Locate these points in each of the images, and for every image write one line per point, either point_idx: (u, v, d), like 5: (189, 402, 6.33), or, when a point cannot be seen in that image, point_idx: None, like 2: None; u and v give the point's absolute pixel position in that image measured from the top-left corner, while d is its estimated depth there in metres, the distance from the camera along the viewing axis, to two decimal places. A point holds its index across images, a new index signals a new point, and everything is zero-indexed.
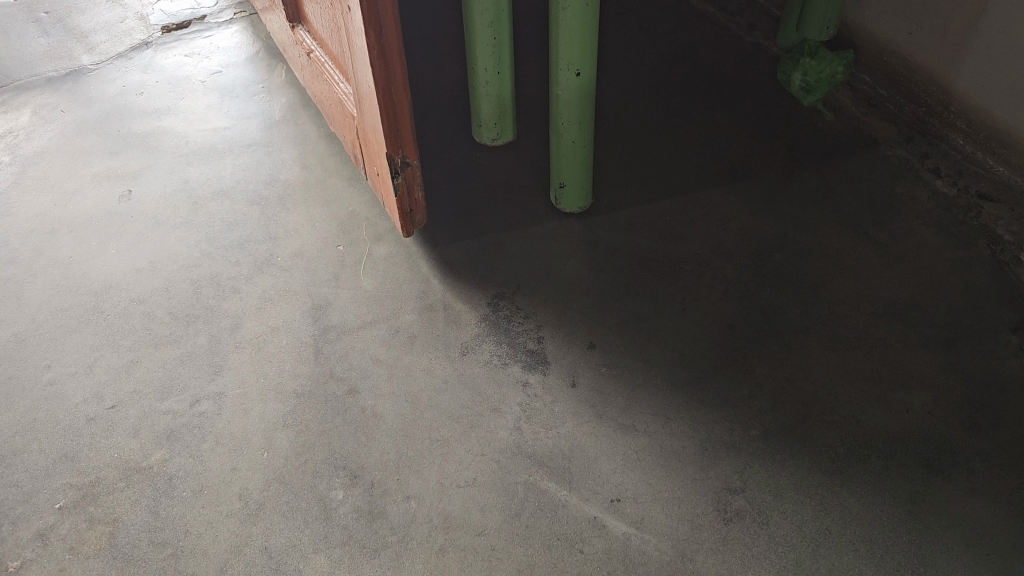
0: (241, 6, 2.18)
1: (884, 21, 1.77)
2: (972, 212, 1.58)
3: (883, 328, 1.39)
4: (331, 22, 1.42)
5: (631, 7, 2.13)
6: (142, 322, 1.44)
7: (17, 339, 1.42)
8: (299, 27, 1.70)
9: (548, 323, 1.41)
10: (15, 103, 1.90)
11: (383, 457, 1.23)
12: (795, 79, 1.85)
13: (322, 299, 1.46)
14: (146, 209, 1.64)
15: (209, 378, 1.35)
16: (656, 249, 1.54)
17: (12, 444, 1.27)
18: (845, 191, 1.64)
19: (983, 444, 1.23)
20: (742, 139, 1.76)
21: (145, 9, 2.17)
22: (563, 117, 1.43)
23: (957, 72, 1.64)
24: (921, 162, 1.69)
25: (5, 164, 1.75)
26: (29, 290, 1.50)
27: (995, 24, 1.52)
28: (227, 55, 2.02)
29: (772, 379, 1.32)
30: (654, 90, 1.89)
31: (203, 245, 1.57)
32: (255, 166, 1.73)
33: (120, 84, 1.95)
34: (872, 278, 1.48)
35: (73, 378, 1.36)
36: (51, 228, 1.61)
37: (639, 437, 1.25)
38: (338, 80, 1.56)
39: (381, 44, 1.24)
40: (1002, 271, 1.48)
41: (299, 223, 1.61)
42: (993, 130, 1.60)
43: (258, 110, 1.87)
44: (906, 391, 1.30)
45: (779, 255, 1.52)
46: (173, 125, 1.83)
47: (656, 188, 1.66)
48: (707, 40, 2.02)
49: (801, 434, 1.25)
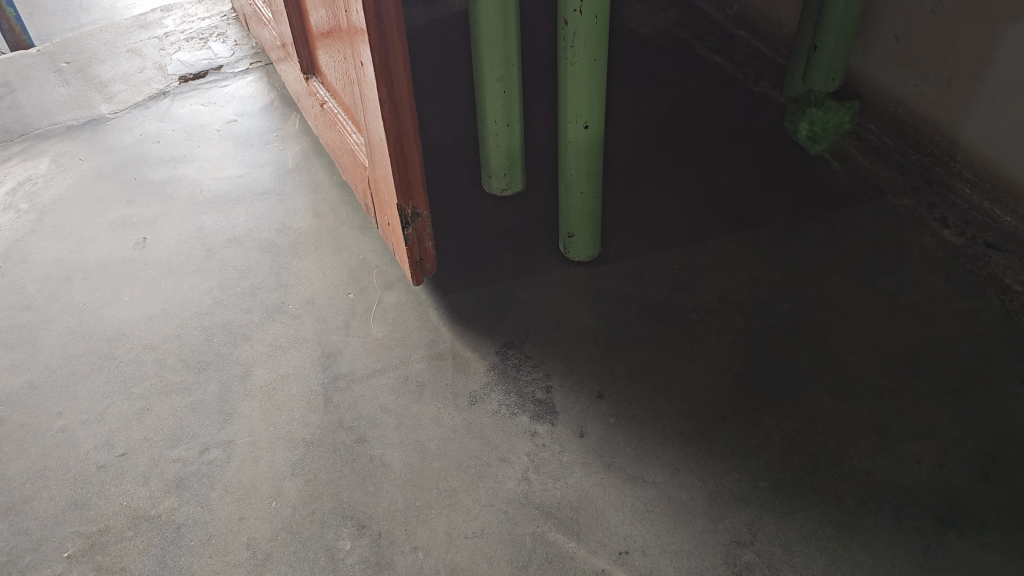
0: (257, 56, 2.22)
1: (888, 72, 1.79)
2: (980, 261, 1.59)
3: (893, 378, 1.39)
4: (344, 75, 1.45)
5: (640, 56, 2.16)
6: (154, 369, 1.45)
7: (30, 386, 1.44)
8: (313, 78, 1.74)
9: (556, 372, 1.42)
10: (35, 151, 1.94)
11: (391, 507, 1.23)
12: (801, 129, 1.86)
13: (332, 346, 1.47)
14: (160, 256, 1.67)
15: (219, 426, 1.36)
16: (664, 297, 1.54)
17: (22, 492, 1.28)
18: (853, 240, 1.65)
19: (994, 497, 1.22)
20: (750, 188, 1.78)
21: (163, 59, 2.22)
22: (571, 169, 1.45)
23: (962, 122, 1.66)
24: (928, 212, 1.69)
25: (23, 211, 1.78)
26: (43, 337, 1.52)
27: (999, 76, 1.54)
28: (242, 104, 2.06)
29: (781, 430, 1.32)
30: (662, 139, 1.91)
31: (216, 292, 1.59)
32: (269, 214, 1.76)
33: (137, 133, 1.99)
34: (882, 328, 1.48)
35: (84, 425, 1.37)
36: (66, 275, 1.64)
37: (648, 488, 1.25)
38: (350, 130, 1.59)
39: (393, 98, 1.27)
40: (1012, 321, 1.48)
41: (311, 270, 1.63)
42: (1000, 180, 1.62)
43: (271, 158, 1.90)
44: (916, 443, 1.30)
45: (787, 305, 1.52)
46: (188, 173, 1.87)
47: (665, 237, 1.67)
48: (715, 90, 2.05)
49: (810, 485, 1.24)
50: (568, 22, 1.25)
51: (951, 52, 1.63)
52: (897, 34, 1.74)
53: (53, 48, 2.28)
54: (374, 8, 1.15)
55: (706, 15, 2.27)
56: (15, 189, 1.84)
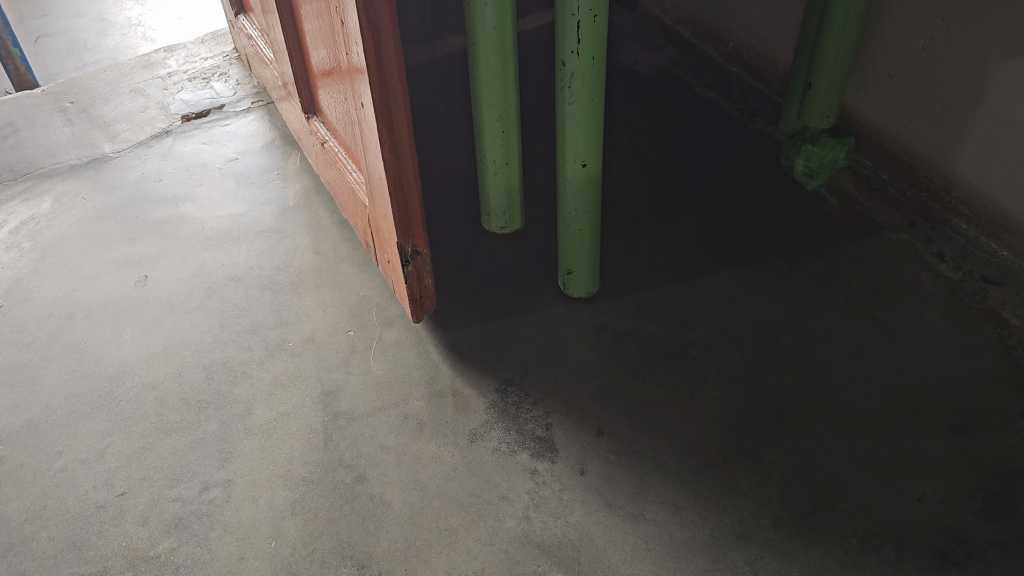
0: (258, 95, 2.25)
1: (882, 109, 1.81)
2: (978, 295, 1.59)
3: (892, 414, 1.39)
4: (345, 115, 1.47)
5: (637, 94, 2.19)
6: (154, 408, 1.45)
7: (30, 425, 1.44)
8: (314, 118, 1.76)
9: (556, 409, 1.42)
10: (39, 191, 1.95)
11: (391, 547, 1.22)
12: (797, 165, 1.88)
13: (332, 384, 1.48)
14: (162, 294, 1.67)
15: (219, 465, 1.35)
16: (663, 333, 1.55)
17: (21, 532, 1.28)
18: (850, 275, 1.65)
19: (997, 533, 1.22)
20: (748, 223, 1.79)
21: (166, 98, 2.25)
22: (569, 207, 1.47)
23: (956, 158, 1.68)
24: (925, 247, 1.70)
25: (26, 250, 1.79)
26: (44, 375, 1.52)
27: (992, 112, 1.57)
28: (244, 143, 2.08)
29: (782, 466, 1.32)
30: (659, 176, 1.93)
31: (217, 330, 1.59)
32: (270, 252, 1.77)
33: (140, 171, 2.01)
34: (881, 363, 1.48)
35: (84, 465, 1.37)
36: (67, 314, 1.64)
37: (649, 526, 1.24)
38: (350, 169, 1.60)
39: (393, 137, 1.29)
40: (1010, 355, 1.48)
41: (311, 308, 1.63)
42: (996, 216, 1.64)
43: (272, 196, 1.91)
44: (917, 479, 1.29)
45: (786, 340, 1.53)
46: (190, 211, 1.88)
47: (663, 273, 1.68)
48: (711, 126, 2.07)
49: (812, 523, 1.24)
50: (566, 63, 1.27)
51: (944, 89, 1.65)
52: (891, 72, 1.76)
53: (58, 88, 2.31)
54: (374, 50, 1.17)
55: (702, 53, 2.30)
56: (18, 228, 1.85)
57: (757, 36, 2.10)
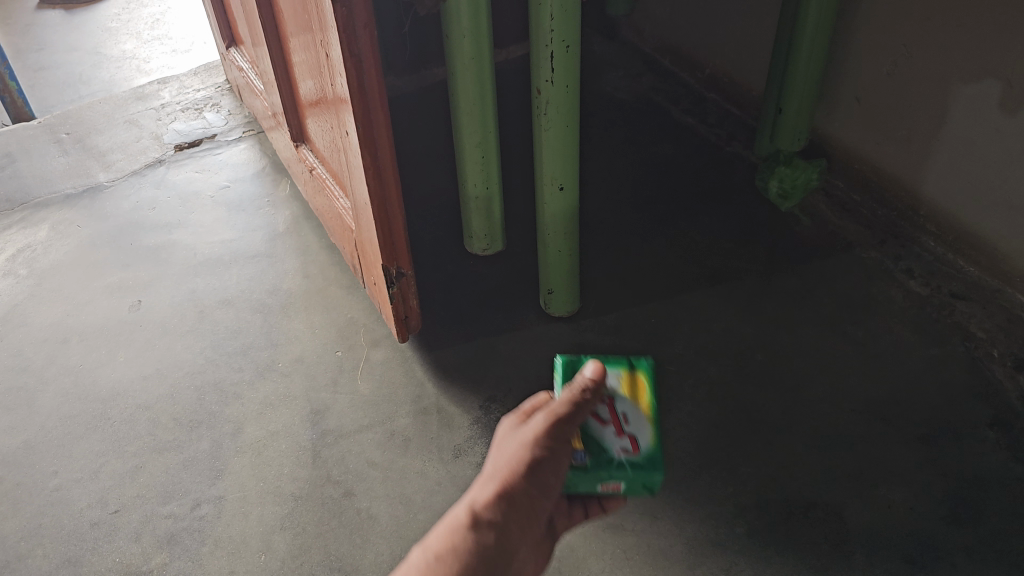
0: (249, 125, 2.31)
1: (851, 131, 1.88)
2: (946, 309, 1.65)
3: (863, 425, 1.44)
4: (332, 143, 1.53)
5: (617, 119, 2.26)
6: (148, 428, 1.49)
7: (26, 446, 1.48)
8: (303, 146, 1.82)
9: None
10: (35, 219, 2.00)
11: (377, 559, 1.26)
12: (772, 187, 1.94)
13: (320, 404, 1.52)
14: (155, 318, 1.72)
15: (210, 483, 1.39)
16: (641, 350, 1.60)
17: (17, 550, 1.31)
18: (823, 291, 1.71)
19: (964, 537, 1.27)
20: (725, 243, 1.85)
21: (160, 129, 2.31)
22: (548, 229, 1.52)
23: (922, 179, 1.74)
24: (895, 264, 1.76)
25: (22, 277, 1.84)
26: (40, 398, 1.56)
27: (954, 135, 1.64)
28: (235, 171, 2.14)
29: (756, 477, 1.36)
30: (639, 198, 1.99)
31: (208, 352, 1.64)
32: (260, 275, 1.82)
33: (134, 200, 2.06)
34: (852, 375, 1.53)
35: (79, 484, 1.41)
36: (63, 338, 1.69)
37: (628, 536, 1.29)
38: (337, 195, 1.66)
39: (377, 164, 1.35)
40: (977, 366, 1.54)
41: (300, 330, 1.68)
42: (962, 233, 1.70)
43: (262, 222, 1.97)
44: (887, 487, 1.34)
45: (760, 355, 1.58)
46: (182, 237, 1.93)
47: (641, 292, 1.73)
48: (689, 150, 2.14)
49: (785, 530, 1.28)
50: (541, 91, 1.33)
51: (908, 113, 1.72)
52: (858, 96, 1.83)
53: (54, 119, 2.36)
54: (357, 81, 1.23)
55: (680, 79, 2.37)
56: (15, 256, 1.90)
57: (731, 63, 2.17)
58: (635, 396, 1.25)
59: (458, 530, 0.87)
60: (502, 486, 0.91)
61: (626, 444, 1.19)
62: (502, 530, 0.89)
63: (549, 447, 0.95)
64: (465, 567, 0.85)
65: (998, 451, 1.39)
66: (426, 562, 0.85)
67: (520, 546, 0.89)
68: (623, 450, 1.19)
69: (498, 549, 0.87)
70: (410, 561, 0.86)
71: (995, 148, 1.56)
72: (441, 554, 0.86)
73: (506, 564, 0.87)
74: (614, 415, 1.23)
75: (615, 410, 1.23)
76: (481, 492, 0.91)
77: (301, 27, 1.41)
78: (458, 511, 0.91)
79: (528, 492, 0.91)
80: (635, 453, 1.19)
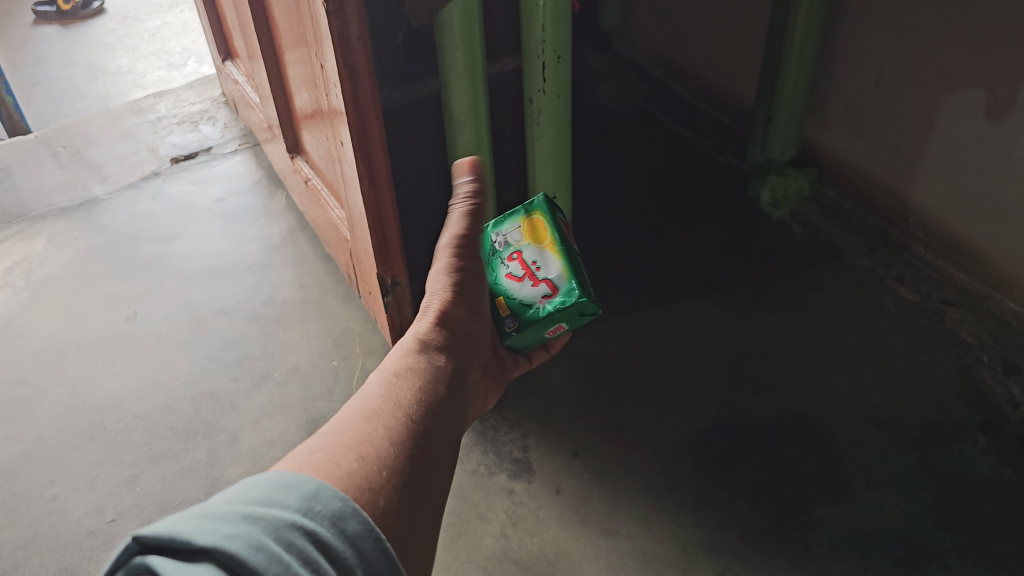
0: (244, 138, 2.33)
1: (841, 140, 1.90)
2: (936, 315, 1.67)
3: (855, 430, 1.45)
4: (327, 153, 1.54)
5: (610, 130, 2.28)
6: (144, 437, 1.50)
7: (23, 456, 1.48)
8: (298, 157, 1.83)
9: (532, 432, 1.48)
10: (32, 232, 2.01)
11: None
12: (763, 196, 1.95)
13: (316, 412, 1.53)
14: (151, 328, 1.73)
15: (206, 492, 1.40)
16: (636, 357, 1.61)
17: (13, 559, 1.32)
18: (815, 298, 1.73)
19: (955, 540, 1.28)
20: (717, 252, 1.87)
21: (156, 142, 2.32)
22: None
23: (911, 187, 1.76)
24: (885, 271, 1.78)
25: (19, 288, 1.85)
26: (37, 409, 1.57)
27: (941, 143, 1.66)
28: (231, 183, 2.16)
29: (749, 482, 1.37)
30: (632, 208, 2.01)
31: (205, 362, 1.64)
32: (256, 286, 1.83)
33: (130, 212, 2.07)
34: (843, 381, 1.54)
35: (75, 493, 1.41)
36: (60, 348, 1.69)
37: (622, 542, 1.29)
38: (333, 206, 1.67)
39: (372, 174, 1.36)
40: (967, 371, 1.55)
41: (296, 339, 1.69)
42: (950, 240, 1.72)
43: (258, 234, 1.98)
44: (879, 491, 1.35)
45: (753, 361, 1.59)
46: (179, 249, 1.94)
47: (635, 300, 1.75)
48: (681, 160, 2.16)
49: (779, 535, 1.29)
50: (533, 101, 1.35)
51: (897, 121, 1.74)
52: (847, 106, 1.85)
53: (50, 133, 2.38)
54: (351, 92, 1.24)
55: (672, 91, 2.40)
56: (11, 268, 1.91)
57: (722, 74, 2.19)
58: (539, 237, 0.99)
59: (409, 354, 0.81)
60: (442, 317, 0.86)
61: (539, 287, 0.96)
62: (447, 354, 0.83)
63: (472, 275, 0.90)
64: (421, 391, 0.76)
65: (989, 454, 1.40)
66: (386, 381, 0.76)
67: (466, 371, 0.85)
68: (542, 298, 0.95)
69: (450, 373, 0.82)
70: (368, 385, 0.76)
71: (981, 156, 1.59)
72: (401, 373, 0.78)
73: (460, 391, 0.82)
74: (525, 267, 0.97)
75: (526, 259, 0.98)
76: (420, 324, 0.85)
77: (296, 40, 1.43)
78: (401, 344, 0.84)
79: (462, 317, 0.88)
80: (553, 294, 0.95)
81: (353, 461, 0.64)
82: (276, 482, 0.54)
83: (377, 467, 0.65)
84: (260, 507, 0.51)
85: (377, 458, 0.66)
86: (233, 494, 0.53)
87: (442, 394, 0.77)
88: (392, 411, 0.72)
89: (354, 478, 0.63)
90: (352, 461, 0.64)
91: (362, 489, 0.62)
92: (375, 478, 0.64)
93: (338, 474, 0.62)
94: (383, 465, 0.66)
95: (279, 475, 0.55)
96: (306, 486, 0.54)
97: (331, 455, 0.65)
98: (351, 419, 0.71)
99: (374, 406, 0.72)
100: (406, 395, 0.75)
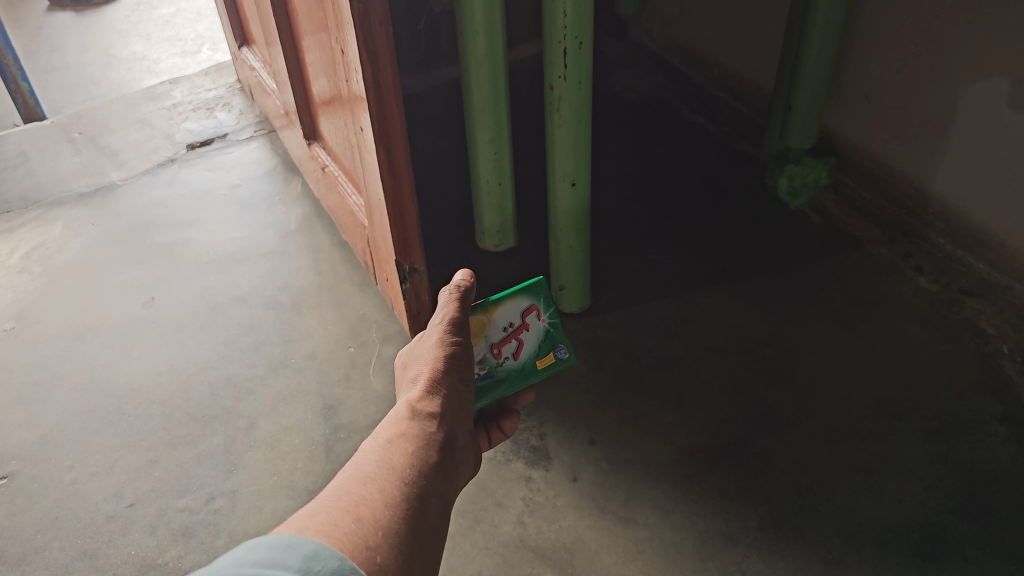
0: (260, 124, 2.33)
1: (861, 129, 1.89)
2: (955, 305, 1.66)
3: (874, 420, 1.44)
4: (345, 139, 1.53)
5: (626, 118, 2.27)
6: (162, 422, 1.50)
7: (41, 440, 1.49)
8: (315, 144, 1.83)
9: (550, 420, 1.48)
10: (49, 217, 2.02)
11: None
12: (781, 184, 1.96)
13: (333, 399, 1.53)
14: (168, 315, 1.73)
15: (223, 477, 1.40)
16: (653, 346, 1.61)
17: (34, 542, 1.32)
18: (834, 288, 1.72)
19: (977, 531, 1.27)
20: (734, 241, 1.86)
21: (171, 128, 2.32)
22: (561, 227, 1.52)
23: (932, 176, 1.75)
24: (905, 261, 1.77)
25: (37, 274, 1.86)
26: (56, 393, 1.58)
27: (963, 131, 1.64)
28: (246, 170, 2.16)
29: (769, 471, 1.37)
30: (648, 196, 2.00)
31: (222, 348, 1.65)
32: (272, 273, 1.83)
33: (146, 198, 2.07)
34: (862, 371, 1.53)
35: (94, 477, 1.42)
36: (78, 333, 1.70)
37: (639, 530, 1.29)
38: (350, 192, 1.67)
39: (391, 160, 1.35)
40: (987, 363, 1.54)
41: (312, 326, 1.69)
42: (971, 229, 1.71)
43: (273, 221, 1.98)
44: (898, 482, 1.34)
45: (772, 350, 1.58)
46: (195, 236, 1.94)
47: (652, 289, 1.74)
48: (699, 149, 2.14)
49: (798, 523, 1.29)
50: (553, 88, 1.35)
51: (918, 111, 1.72)
52: (868, 95, 1.83)
53: (66, 119, 2.38)
54: (372, 78, 1.23)
55: (689, 79, 2.39)
56: (29, 253, 1.91)
57: (741, 63, 2.18)
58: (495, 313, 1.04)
59: (401, 423, 0.80)
60: (432, 385, 0.85)
61: (532, 318, 1.08)
62: (443, 420, 0.82)
63: (458, 348, 0.90)
64: (416, 456, 0.76)
65: (1011, 445, 1.39)
66: (380, 448, 0.76)
67: (461, 440, 0.84)
68: (541, 315, 1.08)
69: (446, 440, 0.81)
70: (362, 452, 0.76)
71: (1004, 145, 1.57)
72: (395, 440, 0.78)
73: (455, 459, 0.81)
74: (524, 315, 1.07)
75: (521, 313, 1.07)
76: (410, 393, 0.84)
77: (315, 25, 1.42)
78: (396, 411, 0.82)
79: (456, 387, 0.87)
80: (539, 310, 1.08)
81: (350, 522, 0.66)
82: (277, 544, 0.56)
83: (375, 527, 0.66)
84: (259, 570, 0.53)
85: (374, 519, 0.67)
86: (237, 557, 0.55)
87: (436, 462, 0.77)
88: (387, 476, 0.73)
89: (352, 538, 0.64)
90: (349, 522, 0.66)
91: (360, 548, 0.64)
92: (372, 538, 0.65)
93: (337, 533, 0.64)
94: (379, 525, 0.67)
95: (280, 537, 0.57)
96: (305, 547, 0.56)
97: (328, 518, 0.66)
98: (347, 483, 0.72)
99: (368, 472, 0.73)
100: (400, 461, 0.75)
